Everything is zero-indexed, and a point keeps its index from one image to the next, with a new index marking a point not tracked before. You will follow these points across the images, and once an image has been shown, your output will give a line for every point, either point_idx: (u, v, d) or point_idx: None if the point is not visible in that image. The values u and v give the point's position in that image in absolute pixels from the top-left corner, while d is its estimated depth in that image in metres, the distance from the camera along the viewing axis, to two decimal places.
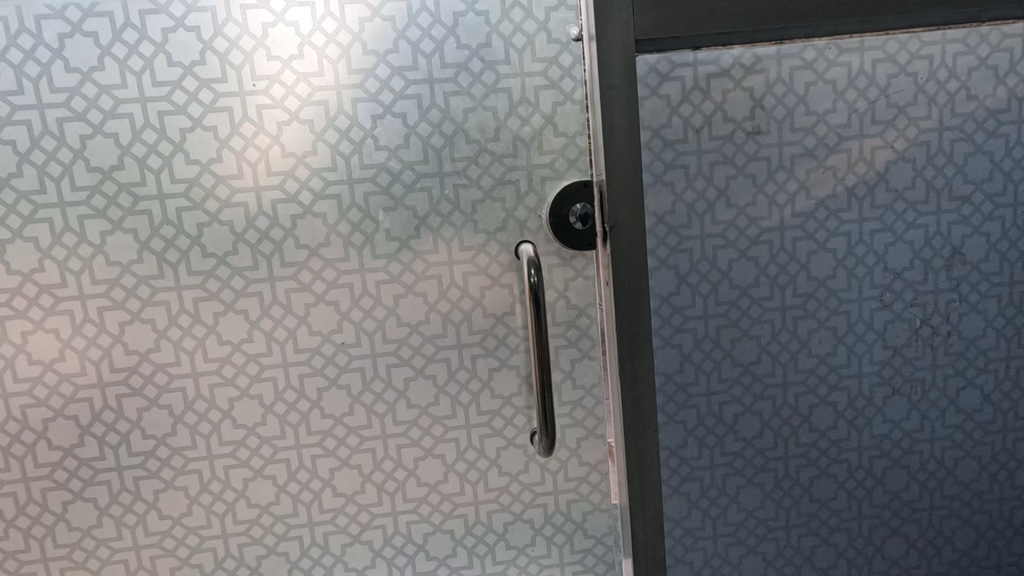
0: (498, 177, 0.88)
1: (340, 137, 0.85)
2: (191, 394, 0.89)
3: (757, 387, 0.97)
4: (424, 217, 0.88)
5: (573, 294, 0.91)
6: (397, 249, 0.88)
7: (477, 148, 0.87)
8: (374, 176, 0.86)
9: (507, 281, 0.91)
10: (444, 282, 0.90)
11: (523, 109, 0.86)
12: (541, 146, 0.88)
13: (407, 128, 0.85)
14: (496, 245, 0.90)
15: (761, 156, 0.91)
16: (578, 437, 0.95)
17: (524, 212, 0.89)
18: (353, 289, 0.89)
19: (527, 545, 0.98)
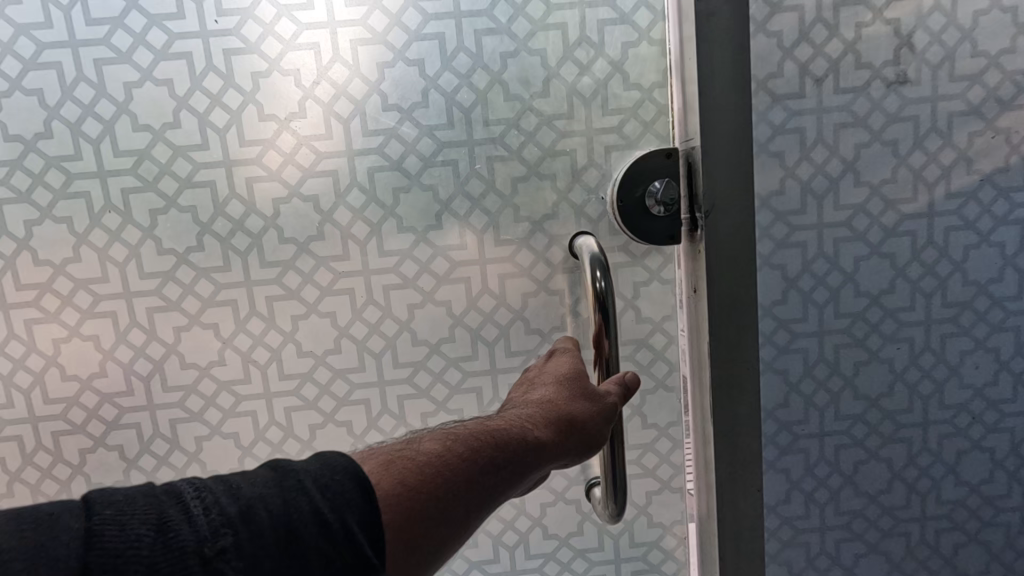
0: (547, 146, 0.65)
1: (337, 93, 0.63)
2: (147, 432, 0.69)
3: (887, 428, 0.73)
4: (447, 200, 0.66)
5: (646, 304, 0.69)
6: (411, 244, 0.67)
7: (520, 107, 0.65)
8: (381, 145, 0.64)
9: (557, 287, 0.68)
10: (473, 288, 0.68)
11: (582, 53, 0.64)
12: (605, 103, 0.65)
13: (425, 81, 0.63)
14: (543, 238, 0.67)
15: (908, 115, 0.65)
16: (649, 489, 0.73)
17: (581, 194, 0.67)
18: (354, 297, 0.67)
19: None
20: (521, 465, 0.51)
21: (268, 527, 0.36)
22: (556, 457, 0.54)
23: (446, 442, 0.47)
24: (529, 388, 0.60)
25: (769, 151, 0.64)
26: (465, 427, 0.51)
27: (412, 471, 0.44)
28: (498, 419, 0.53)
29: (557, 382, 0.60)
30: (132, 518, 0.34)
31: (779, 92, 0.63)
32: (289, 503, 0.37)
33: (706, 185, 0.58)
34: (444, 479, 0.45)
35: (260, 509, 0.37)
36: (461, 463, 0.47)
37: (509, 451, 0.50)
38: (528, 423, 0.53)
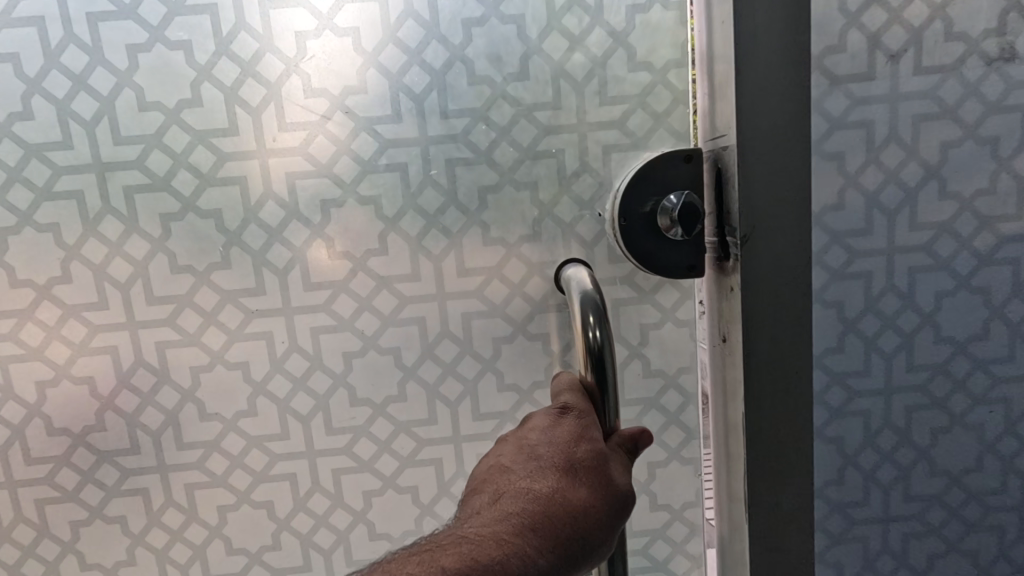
0: (526, 146, 0.49)
1: (242, 73, 0.47)
2: (8, 516, 0.53)
3: (970, 512, 0.56)
4: (393, 217, 0.50)
5: (655, 351, 0.53)
6: (346, 274, 0.50)
7: (488, 94, 0.48)
8: (305, 143, 0.48)
9: (540, 330, 0.52)
10: (430, 331, 0.52)
11: (572, 21, 0.48)
12: (603, 88, 0.49)
13: (362, 57, 0.47)
14: (520, 267, 0.51)
15: (1015, 103, 0.48)
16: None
17: (572, 209, 0.50)
18: (272, 344, 0.51)
19: None
20: None
21: None
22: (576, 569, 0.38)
23: None
24: (535, 441, 0.39)
25: (824, 153, 0.47)
26: (440, 558, 0.34)
27: None
28: (491, 524, 0.36)
29: (572, 449, 0.38)
30: None
31: (840, 71, 0.46)
32: None
33: (744, 198, 0.40)
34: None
35: None
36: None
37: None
38: (538, 535, 0.36)
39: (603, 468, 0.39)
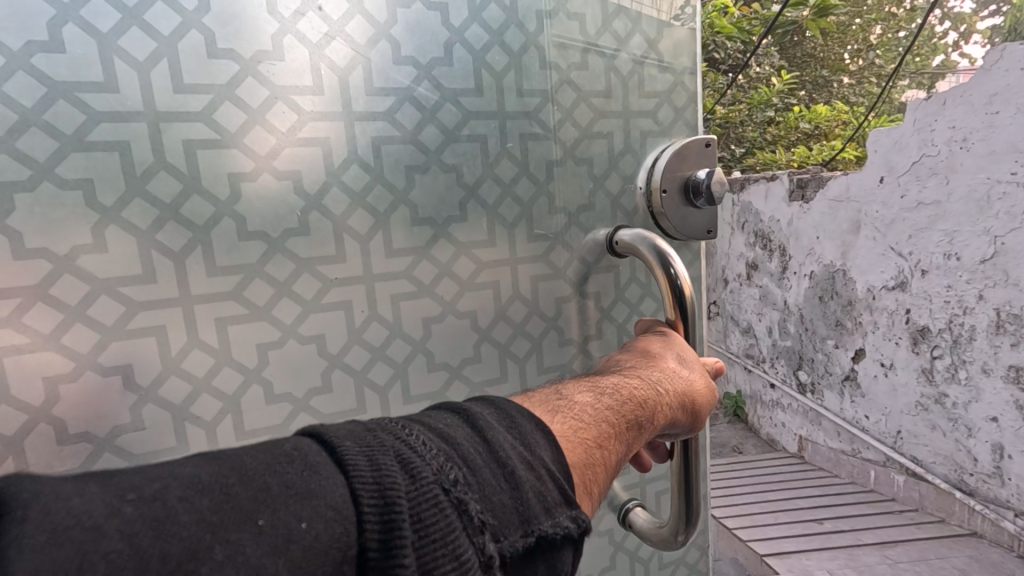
0: (585, 126, 0.57)
1: (331, 31, 0.46)
2: None
3: None
4: (473, 184, 0.52)
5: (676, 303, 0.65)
6: (428, 241, 0.51)
7: (555, 80, 0.55)
8: (390, 109, 0.48)
9: (593, 289, 0.60)
10: (503, 294, 0.55)
11: (619, 25, 0.57)
12: (640, 84, 0.59)
13: (448, 31, 0.50)
14: (578, 233, 0.58)
15: None
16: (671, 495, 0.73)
17: (618, 182, 0.59)
18: (348, 315, 0.49)
19: None
20: (659, 421, 0.45)
21: (487, 463, 0.31)
22: (682, 422, 0.48)
23: (592, 389, 0.43)
24: (643, 340, 0.53)
25: None
26: (601, 377, 0.45)
27: (573, 416, 0.39)
28: (633, 370, 0.47)
29: (677, 346, 0.52)
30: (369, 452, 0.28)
31: None
32: (492, 445, 0.32)
33: None
34: (603, 426, 0.40)
35: (462, 440, 0.32)
36: (614, 413, 0.41)
37: (647, 406, 0.44)
38: (662, 375, 0.48)
39: (697, 361, 0.52)
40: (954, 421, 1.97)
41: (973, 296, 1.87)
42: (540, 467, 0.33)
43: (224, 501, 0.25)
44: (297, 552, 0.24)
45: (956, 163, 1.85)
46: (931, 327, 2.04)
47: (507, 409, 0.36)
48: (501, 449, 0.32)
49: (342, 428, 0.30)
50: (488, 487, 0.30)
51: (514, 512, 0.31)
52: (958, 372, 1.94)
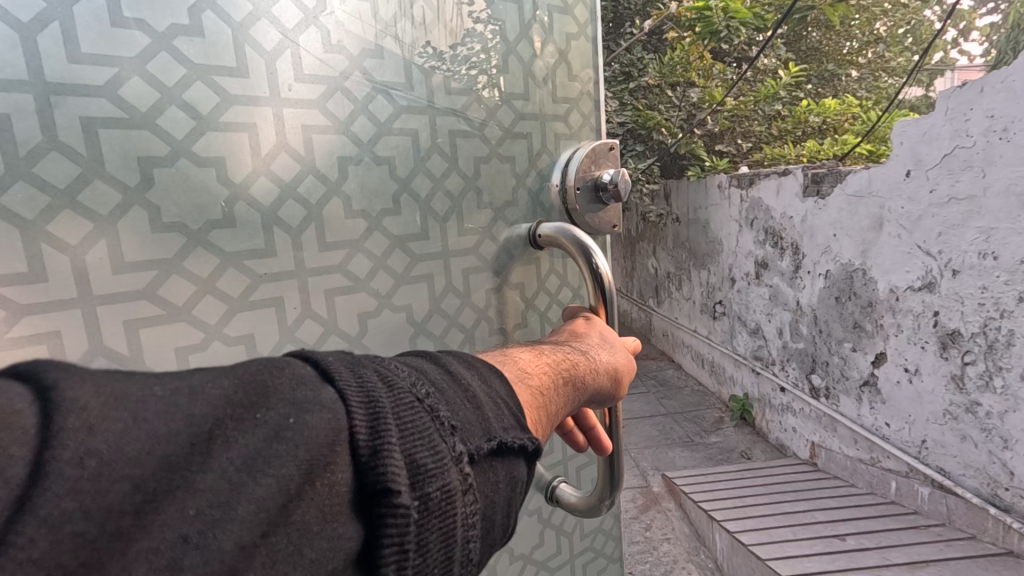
0: (508, 126, 0.75)
1: (254, 11, 0.54)
2: None
3: None
4: (405, 174, 0.66)
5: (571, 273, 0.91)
6: (363, 231, 0.63)
7: (472, 91, 0.71)
8: (321, 98, 0.59)
9: (515, 273, 0.81)
10: (436, 283, 0.71)
11: (534, 37, 0.77)
12: (555, 90, 0.81)
13: (380, 24, 0.61)
14: (503, 225, 0.77)
15: None
16: (578, 466, 1.04)
17: (536, 178, 0.80)
18: (279, 305, 0.59)
19: (537, 546, 0.98)
20: (582, 376, 0.64)
21: (447, 394, 0.47)
22: (602, 382, 0.67)
23: (530, 351, 0.62)
24: (579, 327, 0.73)
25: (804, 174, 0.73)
26: (539, 347, 0.64)
27: (515, 363, 0.59)
28: (565, 347, 0.66)
29: (597, 330, 0.73)
30: (377, 379, 0.43)
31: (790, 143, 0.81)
32: (456, 377, 0.50)
33: None
34: (539, 373, 0.59)
35: (431, 383, 0.47)
36: (550, 365, 0.60)
37: (570, 366, 0.63)
38: (583, 347, 0.68)
39: (613, 343, 0.71)
40: (988, 433, 2.20)
41: (1011, 297, 2.07)
42: (496, 395, 0.51)
43: (250, 399, 0.38)
44: (286, 435, 0.37)
45: (998, 154, 2.06)
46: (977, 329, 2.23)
47: (467, 357, 0.55)
48: (465, 383, 0.50)
49: (335, 357, 0.44)
50: (450, 407, 0.47)
51: (480, 429, 0.47)
52: (993, 380, 2.17)
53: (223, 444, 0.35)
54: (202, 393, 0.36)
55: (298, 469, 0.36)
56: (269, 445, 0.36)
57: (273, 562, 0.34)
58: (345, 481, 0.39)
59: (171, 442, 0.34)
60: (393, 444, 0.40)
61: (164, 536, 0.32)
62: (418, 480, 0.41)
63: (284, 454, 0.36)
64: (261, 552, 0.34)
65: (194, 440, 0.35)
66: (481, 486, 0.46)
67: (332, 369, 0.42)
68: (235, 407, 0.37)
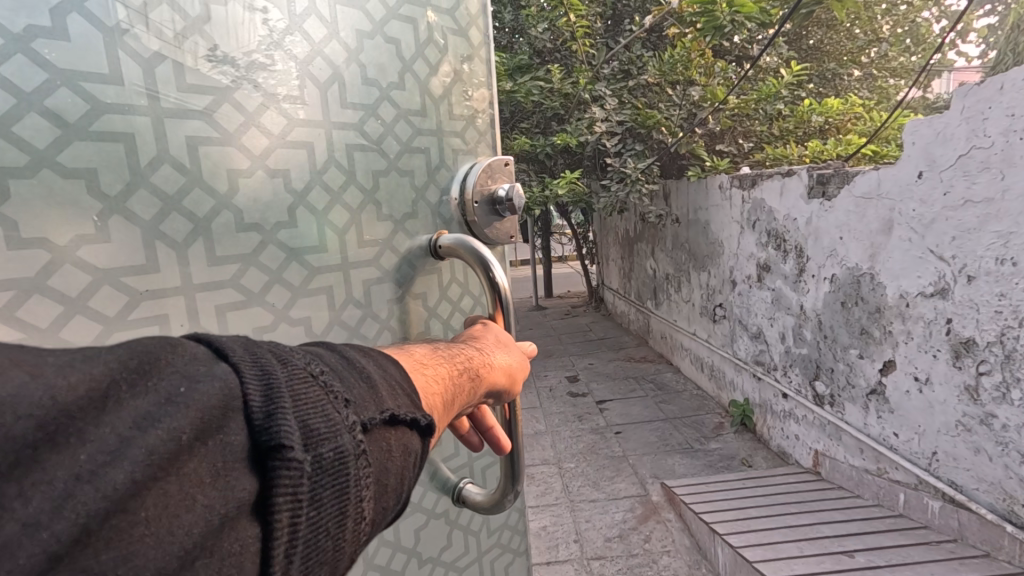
0: (405, 141, 0.86)
1: (130, 18, 0.56)
2: None
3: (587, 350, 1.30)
4: (300, 185, 0.71)
5: (467, 284, 1.03)
6: (257, 243, 0.68)
7: (368, 109, 0.80)
8: (208, 109, 0.62)
9: (413, 280, 0.89)
10: (337, 293, 0.77)
11: (426, 58, 0.89)
12: (448, 110, 0.95)
13: (274, 40, 0.68)
14: (403, 236, 0.86)
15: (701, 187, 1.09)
16: (483, 466, 1.17)
17: (437, 191, 0.92)
18: (165, 321, 0.61)
19: (444, 545, 1.06)
20: (475, 375, 0.74)
21: (335, 375, 0.55)
22: (492, 379, 0.77)
23: (428, 349, 0.72)
24: (475, 335, 0.84)
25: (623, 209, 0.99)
26: (435, 348, 0.74)
27: (412, 358, 0.68)
28: (461, 348, 0.77)
29: (493, 335, 0.84)
30: (270, 358, 0.50)
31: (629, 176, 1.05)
32: (345, 360, 0.58)
33: None
34: (432, 367, 0.69)
35: (322, 365, 0.54)
36: (441, 360, 0.71)
37: (462, 364, 0.73)
38: (478, 348, 0.79)
39: (505, 345, 0.84)
40: (1003, 447, 2.10)
41: None
42: (388, 377, 0.60)
43: (133, 367, 0.42)
44: (181, 400, 0.42)
45: (1015, 156, 1.98)
46: (982, 339, 2.18)
47: (359, 349, 0.61)
48: (356, 365, 0.58)
49: (231, 340, 0.49)
50: (340, 385, 0.54)
51: (372, 404, 0.55)
52: (1011, 393, 2.07)
53: (116, 405, 0.40)
54: (84, 360, 0.39)
55: (190, 424, 0.41)
56: (160, 408, 0.41)
57: (166, 504, 0.39)
58: (240, 442, 0.44)
59: (73, 394, 0.37)
60: (286, 409, 0.46)
61: (40, 497, 0.34)
62: (311, 442, 0.47)
63: (174, 413, 0.41)
64: (150, 495, 0.38)
65: (78, 404, 0.38)
66: (372, 450, 0.53)
67: (227, 347, 0.48)
68: (128, 376, 0.41)
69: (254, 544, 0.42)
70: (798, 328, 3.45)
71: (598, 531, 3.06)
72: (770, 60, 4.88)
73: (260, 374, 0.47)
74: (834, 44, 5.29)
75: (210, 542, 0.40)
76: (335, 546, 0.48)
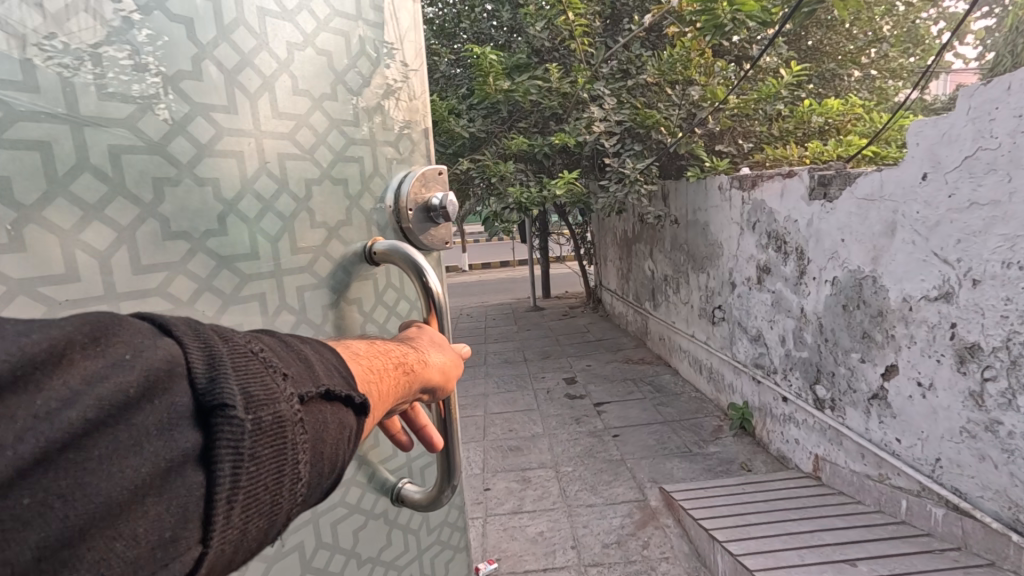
0: (338, 151, 0.89)
1: (50, 26, 0.56)
2: None
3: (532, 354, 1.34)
4: (229, 195, 0.72)
5: (403, 288, 1.05)
6: (187, 250, 0.68)
7: (297, 119, 0.81)
8: (132, 118, 0.62)
9: (345, 286, 0.90)
10: (269, 299, 0.78)
11: (358, 73, 0.93)
12: (382, 123, 0.99)
13: (201, 49, 0.68)
14: (337, 244, 0.88)
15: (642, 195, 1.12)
16: (422, 465, 1.17)
17: (371, 200, 0.95)
18: None
19: (383, 546, 1.05)
20: (409, 368, 0.75)
21: (279, 354, 0.56)
22: (427, 373, 0.78)
23: (363, 342, 0.73)
24: (411, 335, 0.84)
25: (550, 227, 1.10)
26: (371, 343, 0.74)
27: (348, 349, 0.69)
28: (393, 346, 0.77)
29: (426, 335, 0.85)
30: (216, 333, 0.51)
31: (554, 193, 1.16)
32: (289, 343, 0.59)
33: None
34: (367, 357, 0.69)
35: (266, 344, 0.56)
36: (378, 352, 0.71)
37: (394, 357, 0.74)
38: (410, 346, 0.79)
39: (439, 344, 0.86)
40: (1008, 453, 2.06)
41: None
42: (331, 361, 0.61)
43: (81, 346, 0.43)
44: (125, 367, 0.43)
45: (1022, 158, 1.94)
46: (986, 344, 2.14)
47: (300, 337, 0.62)
48: (299, 347, 0.59)
49: (177, 317, 0.51)
50: (284, 360, 0.55)
51: (309, 379, 0.55)
52: (1016, 398, 2.03)
53: (59, 372, 0.41)
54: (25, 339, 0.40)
55: (139, 378, 0.44)
56: (107, 372, 0.43)
57: (116, 449, 0.41)
58: (184, 403, 0.45)
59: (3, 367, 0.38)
60: (229, 375, 0.48)
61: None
62: (253, 405, 0.47)
63: (123, 369, 0.43)
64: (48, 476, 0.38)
65: (37, 357, 0.40)
66: (312, 421, 0.53)
67: (174, 322, 0.49)
68: (81, 338, 0.43)
69: (201, 490, 0.44)
70: (799, 331, 3.39)
71: (596, 537, 3.00)
72: (769, 60, 4.83)
73: (205, 345, 0.49)
74: (833, 45, 5.24)
75: (159, 485, 0.43)
76: (272, 510, 0.49)
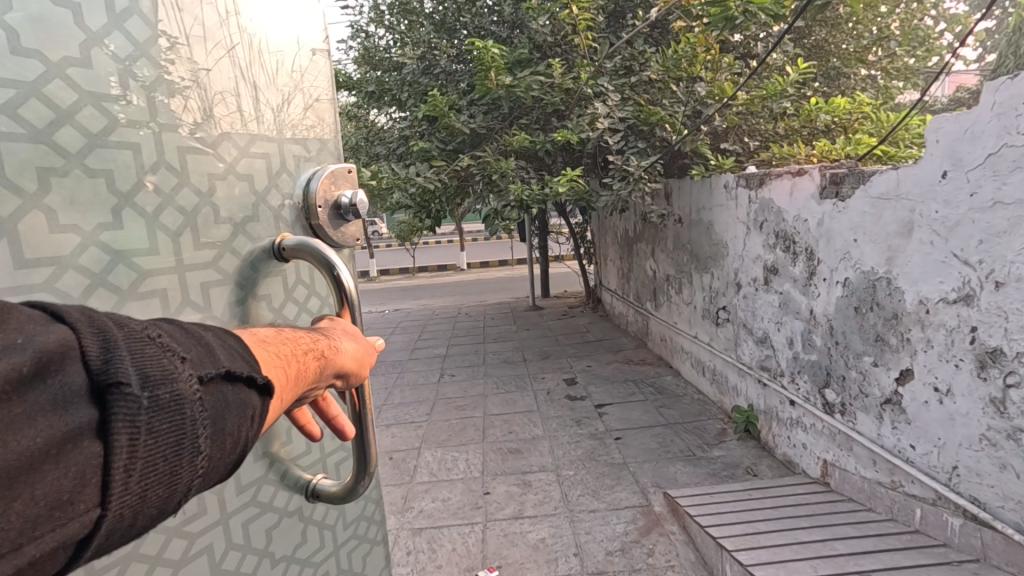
0: (242, 147, 0.92)
1: None
2: None
3: None
4: (122, 186, 0.74)
5: (315, 285, 1.09)
6: (77, 242, 0.69)
7: (196, 112, 0.84)
8: (12, 105, 0.63)
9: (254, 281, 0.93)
10: (170, 295, 0.80)
11: (264, 72, 0.96)
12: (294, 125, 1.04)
13: (88, 37, 0.70)
14: (242, 240, 0.91)
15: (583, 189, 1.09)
16: (338, 461, 1.18)
17: (279, 198, 0.98)
18: None
19: (297, 544, 1.04)
20: (318, 357, 0.76)
21: (177, 340, 0.58)
22: (336, 363, 0.80)
23: (271, 330, 0.75)
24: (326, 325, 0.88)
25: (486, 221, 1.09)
26: (277, 332, 0.76)
27: (254, 334, 0.72)
28: (303, 334, 0.78)
29: (338, 326, 0.88)
30: (115, 322, 0.54)
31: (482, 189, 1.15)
32: (191, 330, 0.61)
33: None
34: (272, 342, 0.72)
35: (167, 332, 0.58)
36: (284, 339, 0.73)
37: (302, 344, 0.75)
38: (319, 337, 0.80)
39: (348, 338, 0.86)
40: None
41: None
42: (235, 348, 0.64)
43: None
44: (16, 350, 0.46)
45: None
46: (1008, 348, 2.05)
47: (200, 324, 0.64)
48: (201, 334, 0.61)
49: (73, 306, 0.54)
50: (183, 345, 0.58)
51: (210, 363, 0.58)
52: None
53: None
54: None
55: (32, 359, 0.46)
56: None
57: (11, 421, 0.44)
58: (78, 381, 0.48)
59: None
60: (122, 357, 0.51)
61: None
62: (148, 384, 0.50)
63: (16, 352, 0.46)
64: None
65: None
66: (213, 400, 0.56)
67: (69, 313, 0.52)
68: None
69: (98, 460, 0.47)
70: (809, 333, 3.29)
71: (598, 544, 2.91)
72: (775, 57, 4.75)
73: (102, 331, 0.52)
74: (839, 43, 5.15)
75: (55, 455, 0.45)
76: (171, 479, 0.51)
